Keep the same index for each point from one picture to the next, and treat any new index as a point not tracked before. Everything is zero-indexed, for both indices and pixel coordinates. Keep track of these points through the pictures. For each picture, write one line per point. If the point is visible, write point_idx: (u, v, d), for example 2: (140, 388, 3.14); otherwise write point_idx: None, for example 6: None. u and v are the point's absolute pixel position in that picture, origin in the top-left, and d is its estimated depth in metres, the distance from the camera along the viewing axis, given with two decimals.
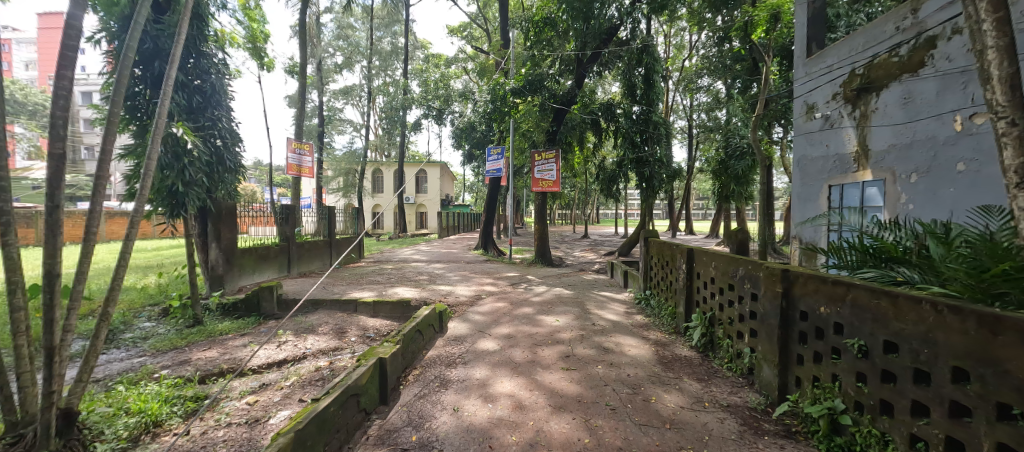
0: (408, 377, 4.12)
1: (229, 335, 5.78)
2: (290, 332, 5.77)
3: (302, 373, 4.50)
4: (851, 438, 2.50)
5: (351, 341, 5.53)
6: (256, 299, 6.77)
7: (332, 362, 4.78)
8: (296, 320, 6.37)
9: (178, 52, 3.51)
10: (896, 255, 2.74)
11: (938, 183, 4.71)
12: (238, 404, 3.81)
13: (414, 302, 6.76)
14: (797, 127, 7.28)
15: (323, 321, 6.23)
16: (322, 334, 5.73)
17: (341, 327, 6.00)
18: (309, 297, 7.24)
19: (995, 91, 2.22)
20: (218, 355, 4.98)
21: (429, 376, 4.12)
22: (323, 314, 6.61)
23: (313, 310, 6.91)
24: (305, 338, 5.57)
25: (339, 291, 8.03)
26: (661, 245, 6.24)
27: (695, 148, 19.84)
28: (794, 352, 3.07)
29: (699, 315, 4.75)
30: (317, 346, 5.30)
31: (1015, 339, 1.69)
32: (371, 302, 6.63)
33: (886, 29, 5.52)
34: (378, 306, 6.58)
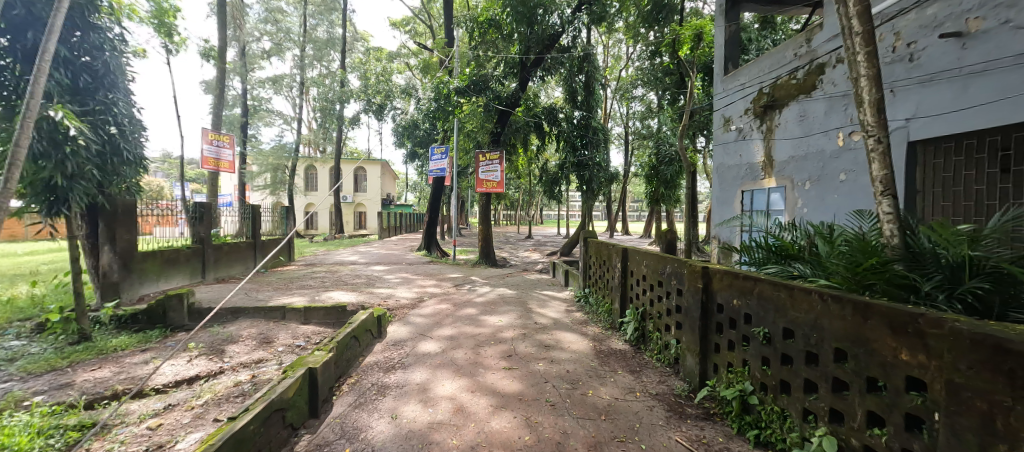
0: (342, 386, 3.94)
1: (124, 352, 5.16)
2: (202, 345, 5.25)
3: (217, 390, 4.13)
4: (758, 416, 2.81)
5: (277, 351, 5.17)
6: (162, 309, 6.11)
7: (255, 376, 4.44)
8: (211, 331, 5.82)
9: (58, 22, 3.09)
10: (793, 253, 3.14)
11: (826, 190, 5.42)
12: (136, 429, 3.41)
13: (350, 306, 6.48)
14: (716, 137, 8.03)
15: (245, 331, 5.76)
16: (244, 345, 5.30)
17: (266, 336, 5.60)
18: (228, 304, 6.63)
19: (866, 113, 2.62)
20: (111, 376, 4.41)
21: (366, 384, 3.97)
22: (244, 323, 6.11)
23: (233, 319, 6.36)
24: (222, 351, 5.11)
25: (264, 297, 7.45)
26: (599, 245, 6.55)
27: (631, 154, 20.99)
28: (712, 341, 3.39)
29: (633, 310, 5.05)
30: (236, 359, 4.89)
31: (879, 321, 2.00)
32: (302, 308, 6.25)
33: (786, 55, 6.25)
34: (310, 312, 6.22)
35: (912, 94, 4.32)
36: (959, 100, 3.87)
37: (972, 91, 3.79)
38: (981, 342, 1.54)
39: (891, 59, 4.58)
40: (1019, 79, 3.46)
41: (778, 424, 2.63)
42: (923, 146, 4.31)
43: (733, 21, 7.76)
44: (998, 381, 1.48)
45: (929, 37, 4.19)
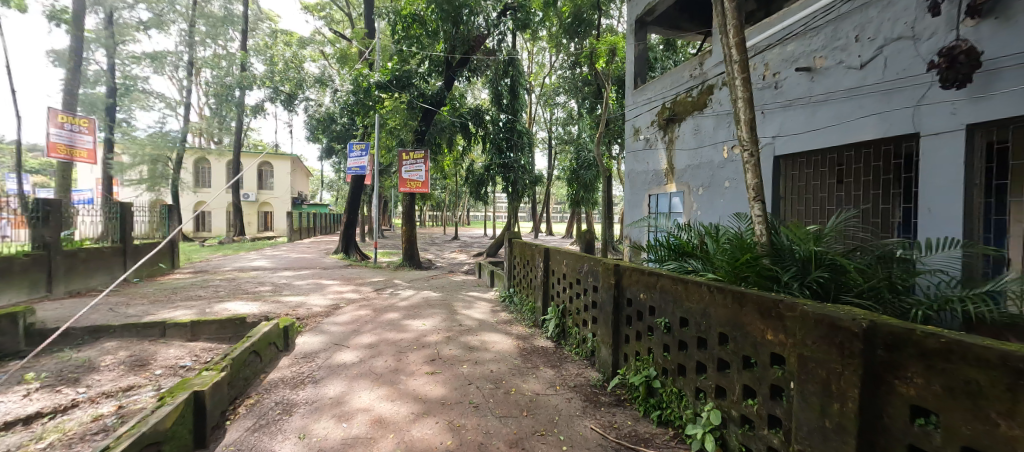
0: (238, 409, 3.57)
1: None
2: (47, 375, 4.37)
3: (67, 428, 3.42)
4: (661, 398, 3.12)
5: (154, 375, 4.50)
6: None
7: (121, 407, 3.80)
8: (61, 356, 4.87)
9: None
10: (688, 250, 3.54)
11: (715, 195, 6.17)
12: None
13: (251, 318, 5.89)
14: (628, 145, 8.72)
15: (109, 354, 4.93)
16: (108, 371, 4.52)
17: (140, 359, 4.84)
18: (85, 324, 5.61)
19: (742, 130, 3.06)
20: None
21: (268, 404, 3.65)
22: (110, 345, 5.22)
23: (94, 340, 5.41)
24: (77, 380, 4.31)
25: (138, 313, 6.44)
26: (523, 245, 6.75)
27: (554, 158, 21.86)
28: (623, 332, 3.69)
29: (554, 308, 5.28)
30: (97, 389, 4.14)
31: (752, 306, 2.33)
32: (189, 323, 5.55)
33: (683, 75, 7.01)
34: (197, 327, 5.55)
35: (777, 116, 5.13)
36: (811, 122, 4.67)
37: (820, 115, 4.57)
38: (820, 323, 1.66)
39: (762, 85, 5.40)
40: (852, 107, 4.25)
41: (676, 404, 2.95)
42: (787, 159, 5.14)
43: (640, 40, 8.50)
44: (831, 352, 1.61)
45: (788, 69, 5.02)
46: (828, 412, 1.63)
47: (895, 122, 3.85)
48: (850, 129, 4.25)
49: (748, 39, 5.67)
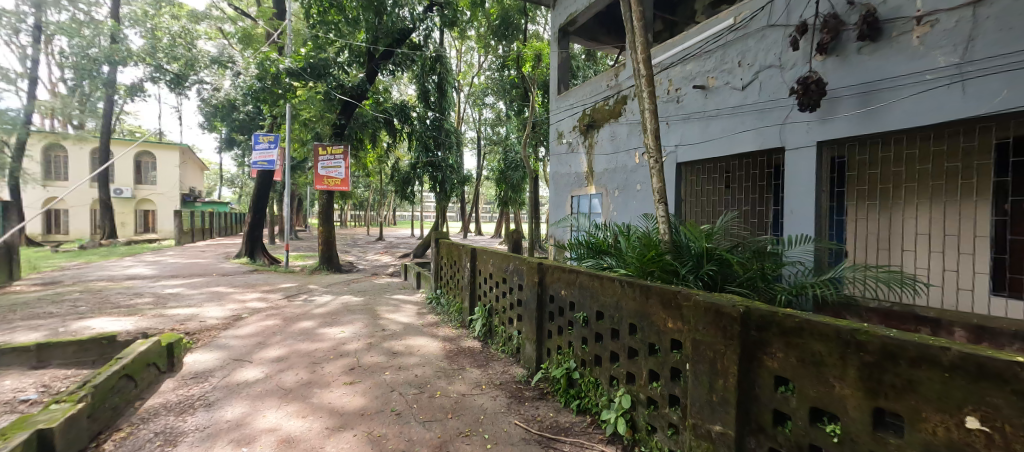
0: (104, 445, 3.02)
1: None
2: None
3: None
4: (580, 388, 3.30)
5: None
6: None
7: None
8: None
9: None
10: (604, 248, 3.80)
11: (629, 198, 6.68)
12: None
13: (125, 336, 5.06)
14: (552, 149, 9.06)
15: None
16: None
17: None
18: None
19: (649, 138, 3.37)
20: None
21: (147, 434, 3.16)
22: None
23: None
24: None
25: None
26: (449, 246, 6.71)
27: (483, 158, 21.93)
28: (546, 328, 3.84)
29: (481, 307, 5.32)
30: None
31: (656, 298, 2.56)
32: (35, 346, 4.60)
33: (601, 85, 7.47)
34: (46, 350, 4.59)
35: (679, 127, 5.70)
36: (706, 133, 5.25)
37: (713, 127, 5.15)
38: (707, 311, 1.86)
39: (667, 98, 5.95)
40: (738, 122, 4.87)
41: (593, 392, 3.14)
42: (687, 166, 5.73)
43: (563, 48, 8.87)
44: (716, 335, 1.81)
45: (687, 86, 5.60)
46: (715, 387, 1.83)
47: (770, 137, 4.49)
48: (736, 141, 4.87)
49: (654, 56, 6.23)
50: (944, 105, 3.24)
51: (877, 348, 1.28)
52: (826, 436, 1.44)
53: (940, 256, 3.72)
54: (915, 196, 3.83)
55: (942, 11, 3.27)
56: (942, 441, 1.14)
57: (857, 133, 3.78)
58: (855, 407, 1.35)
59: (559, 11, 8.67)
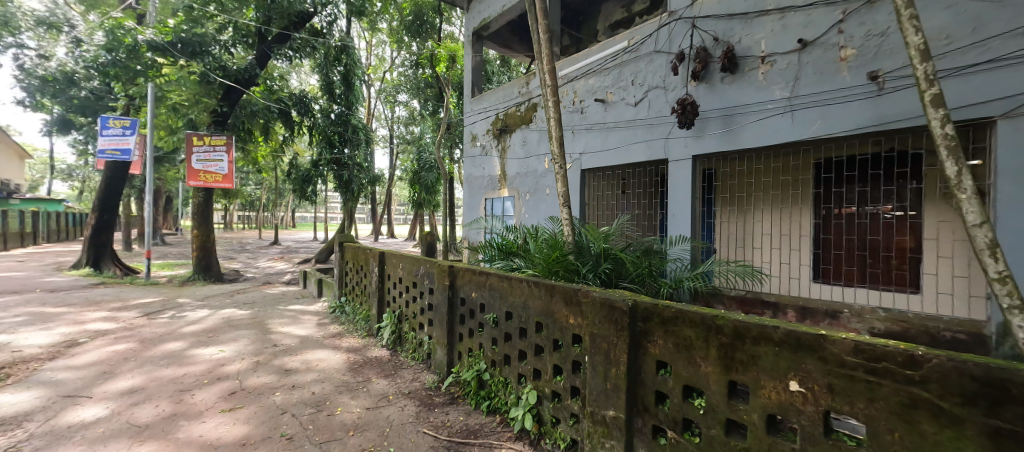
0: None
1: None
2: None
3: None
4: (490, 389, 3.35)
5: None
6: None
7: None
8: None
9: None
10: (513, 249, 3.91)
11: (538, 201, 6.98)
12: None
13: None
14: (466, 151, 9.06)
15: None
16: None
17: None
18: None
19: (554, 145, 3.57)
20: None
21: None
22: None
23: None
24: None
25: None
26: (355, 250, 6.33)
27: (395, 158, 21.09)
28: (457, 331, 3.82)
29: (389, 314, 5.10)
30: None
31: (560, 296, 2.70)
32: None
33: (513, 91, 7.68)
34: None
35: (582, 136, 6.12)
36: (606, 143, 5.71)
37: (612, 139, 5.63)
38: (602, 305, 2.03)
39: (572, 109, 6.35)
40: (632, 134, 5.38)
41: (502, 391, 3.20)
42: (590, 173, 6.16)
43: (477, 52, 8.95)
44: (610, 326, 1.99)
45: (590, 99, 6.04)
46: (609, 376, 1.99)
47: (657, 149, 5.05)
48: (630, 152, 5.39)
49: (560, 68, 6.59)
50: (783, 130, 3.97)
51: (731, 330, 1.53)
52: (696, 409, 1.66)
53: (777, 252, 4.75)
54: (761, 203, 4.88)
55: (780, 54, 4.02)
56: (775, 403, 1.40)
57: (723, 149, 4.44)
58: (716, 382, 1.58)
59: (473, 15, 8.74)
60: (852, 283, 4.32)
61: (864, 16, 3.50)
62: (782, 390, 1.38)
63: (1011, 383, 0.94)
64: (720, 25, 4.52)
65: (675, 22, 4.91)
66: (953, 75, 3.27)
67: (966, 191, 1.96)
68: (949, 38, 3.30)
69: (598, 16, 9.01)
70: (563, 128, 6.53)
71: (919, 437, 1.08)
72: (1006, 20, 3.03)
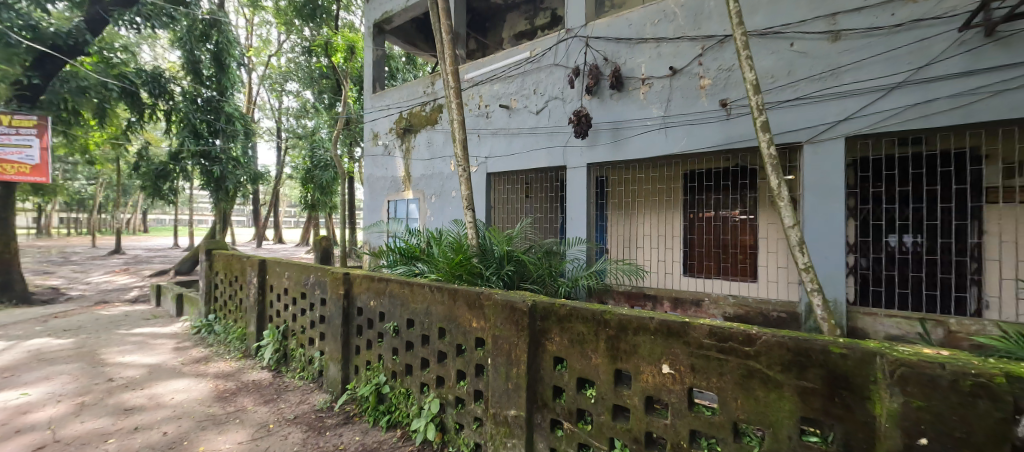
0: None
1: None
2: None
3: None
4: (390, 402, 3.09)
5: None
6: None
7: None
8: None
9: None
10: (416, 254, 3.81)
11: (445, 204, 6.92)
12: None
13: None
14: (366, 149, 8.59)
15: None
16: None
17: None
18: None
19: (457, 148, 3.58)
20: None
21: None
22: None
23: None
24: None
25: None
26: (228, 258, 5.49)
27: (284, 154, 18.99)
28: (353, 343, 3.46)
29: (273, 330, 4.54)
30: None
31: (462, 300, 2.50)
32: None
33: (417, 91, 7.49)
34: None
35: (488, 141, 6.22)
36: (510, 148, 5.90)
37: (516, 144, 5.83)
38: (503, 307, 2.09)
39: (476, 113, 6.42)
40: (533, 141, 5.64)
41: (403, 402, 2.95)
42: (494, 177, 6.28)
43: (378, 46, 8.55)
44: (511, 328, 2.06)
45: (494, 104, 6.17)
46: (511, 376, 2.06)
47: (557, 156, 5.38)
48: (532, 158, 5.65)
49: (464, 71, 6.60)
50: (660, 144, 4.52)
51: (616, 323, 1.70)
52: (588, 399, 1.80)
53: (656, 250, 5.41)
54: (645, 208, 5.51)
55: (656, 77, 4.58)
56: (652, 385, 1.58)
57: (612, 159, 4.90)
58: (604, 372, 1.73)
59: (374, 6, 8.31)
60: (712, 276, 5.11)
61: (718, 53, 4.17)
62: (657, 374, 1.57)
63: (812, 349, 1.21)
64: (608, 46, 4.98)
65: (571, 39, 5.27)
66: (777, 107, 4.04)
67: (783, 199, 2.56)
68: (773, 77, 4.07)
69: (502, 25, 9.28)
70: (467, 132, 6.56)
71: (754, 401, 1.33)
72: (808, 68, 3.87)
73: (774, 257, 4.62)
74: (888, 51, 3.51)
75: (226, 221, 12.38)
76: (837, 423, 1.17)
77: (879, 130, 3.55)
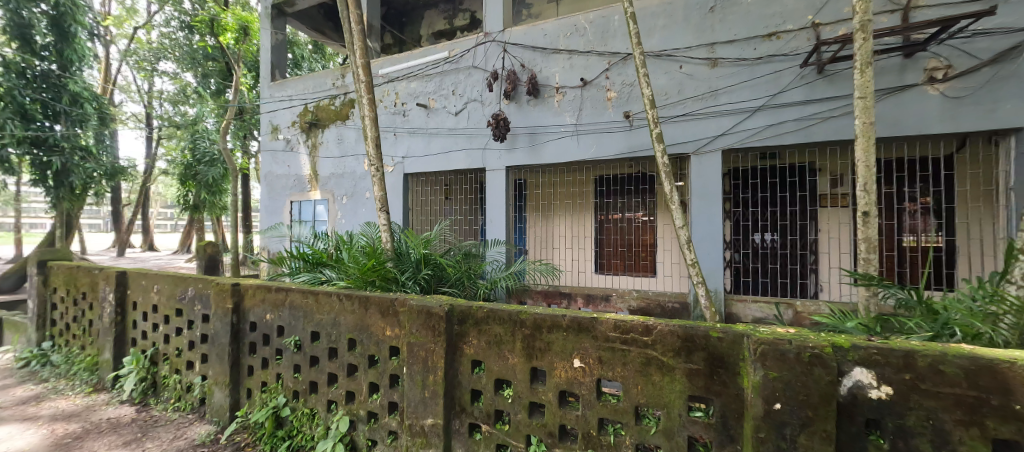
0: None
1: None
2: None
3: None
4: (291, 426, 2.63)
5: None
6: None
7: None
8: None
9: None
10: (323, 260, 3.54)
11: (357, 206, 6.56)
12: None
13: None
14: (264, 143, 7.80)
15: None
16: None
17: None
18: None
19: (370, 146, 3.43)
20: None
21: None
22: None
23: None
24: None
25: None
26: (70, 269, 4.23)
27: (156, 146, 16.27)
28: (244, 364, 2.89)
29: (136, 355, 3.51)
30: None
31: (375, 308, 2.32)
32: None
33: (326, 82, 7.00)
34: None
35: (405, 140, 6.01)
36: (428, 148, 5.78)
37: (434, 145, 5.74)
38: (420, 313, 2.04)
39: (392, 111, 6.16)
40: (453, 142, 5.60)
41: (307, 425, 2.54)
42: (413, 177, 6.10)
43: (279, 29, 7.88)
44: (428, 334, 2.01)
45: (411, 102, 5.98)
46: (427, 384, 2.00)
47: (476, 158, 5.41)
48: (451, 158, 5.61)
49: (379, 66, 6.31)
50: (573, 150, 4.78)
51: (531, 322, 1.76)
52: (505, 399, 1.85)
53: (570, 251, 5.75)
54: (559, 211, 5.77)
55: (569, 87, 4.84)
56: (564, 379, 1.68)
57: (529, 162, 5.06)
58: (521, 371, 1.79)
59: None
60: (618, 273, 5.56)
61: (622, 68, 4.55)
62: (569, 369, 1.67)
63: (696, 335, 1.38)
64: (524, 53, 5.14)
65: (490, 42, 5.34)
66: (669, 122, 4.50)
67: (675, 202, 2.88)
68: (667, 94, 4.54)
69: (419, 22, 9.07)
70: (383, 130, 6.27)
71: (652, 386, 1.48)
72: (694, 87, 4.39)
73: (670, 254, 5.20)
74: (753, 78, 4.13)
75: (70, 225, 10.23)
76: (716, 398, 1.36)
77: (747, 144, 4.16)
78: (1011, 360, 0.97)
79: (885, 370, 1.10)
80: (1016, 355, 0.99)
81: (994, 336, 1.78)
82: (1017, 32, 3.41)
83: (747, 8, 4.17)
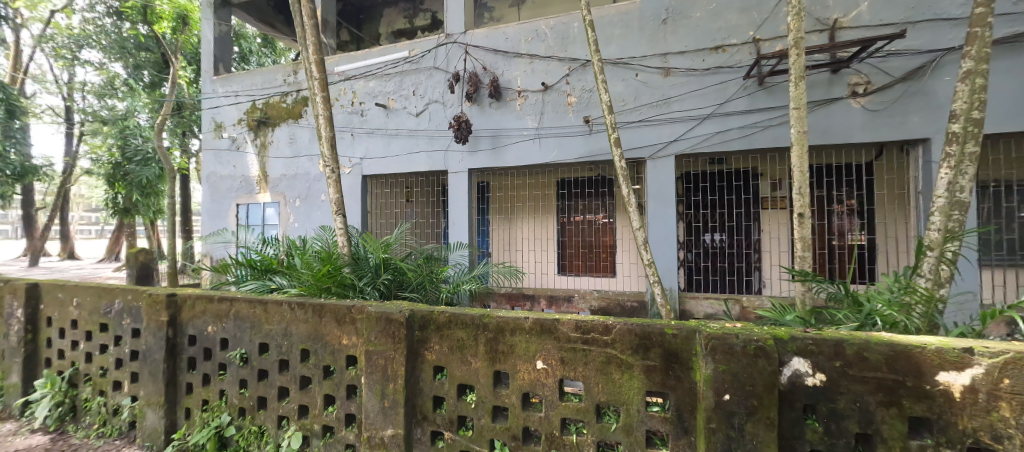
0: None
1: None
2: None
3: None
4: (236, 446, 2.46)
5: None
6: None
7: None
8: None
9: None
10: (273, 266, 3.36)
11: (311, 209, 6.29)
12: None
13: None
14: (206, 142, 7.28)
15: None
16: None
17: None
18: None
19: (325, 146, 3.30)
20: None
21: None
22: None
23: None
24: None
25: None
26: None
27: (76, 143, 14.68)
28: (183, 381, 2.68)
29: (51, 377, 3.15)
30: None
31: (330, 316, 2.23)
32: None
33: (276, 78, 6.65)
34: None
35: (363, 141, 5.83)
36: (387, 150, 5.65)
37: (393, 146, 5.62)
38: (379, 320, 1.97)
39: (348, 110, 5.96)
40: (412, 144, 5.51)
41: (255, 443, 2.40)
42: (371, 179, 5.93)
43: (222, 20, 7.39)
44: (387, 343, 1.95)
45: (369, 102, 5.81)
46: (387, 395, 1.94)
47: (438, 160, 5.34)
48: (411, 160, 5.52)
49: (334, 64, 6.07)
50: (534, 153, 4.85)
51: (494, 325, 1.77)
52: (468, 405, 1.83)
53: (534, 252, 5.83)
54: (522, 214, 5.84)
55: (531, 91, 4.90)
56: (527, 382, 1.69)
57: (491, 165, 5.07)
58: (484, 374, 1.79)
59: None
60: (580, 273, 5.69)
61: (581, 74, 4.67)
62: (532, 371, 1.69)
63: (652, 332, 1.45)
64: (485, 56, 5.15)
65: (451, 44, 5.30)
66: (626, 127, 4.66)
67: (632, 205, 2.99)
68: (623, 101, 4.70)
69: (378, 19, 8.85)
70: (338, 130, 6.04)
71: (612, 384, 1.52)
72: (648, 95, 4.58)
73: (629, 254, 5.40)
74: (702, 87, 4.38)
75: None
76: (671, 392, 1.43)
77: (698, 150, 4.39)
78: (923, 345, 1.09)
79: (819, 359, 1.20)
80: (926, 340, 1.12)
81: (908, 324, 2.00)
82: (923, 54, 3.85)
83: (696, 21, 4.41)
